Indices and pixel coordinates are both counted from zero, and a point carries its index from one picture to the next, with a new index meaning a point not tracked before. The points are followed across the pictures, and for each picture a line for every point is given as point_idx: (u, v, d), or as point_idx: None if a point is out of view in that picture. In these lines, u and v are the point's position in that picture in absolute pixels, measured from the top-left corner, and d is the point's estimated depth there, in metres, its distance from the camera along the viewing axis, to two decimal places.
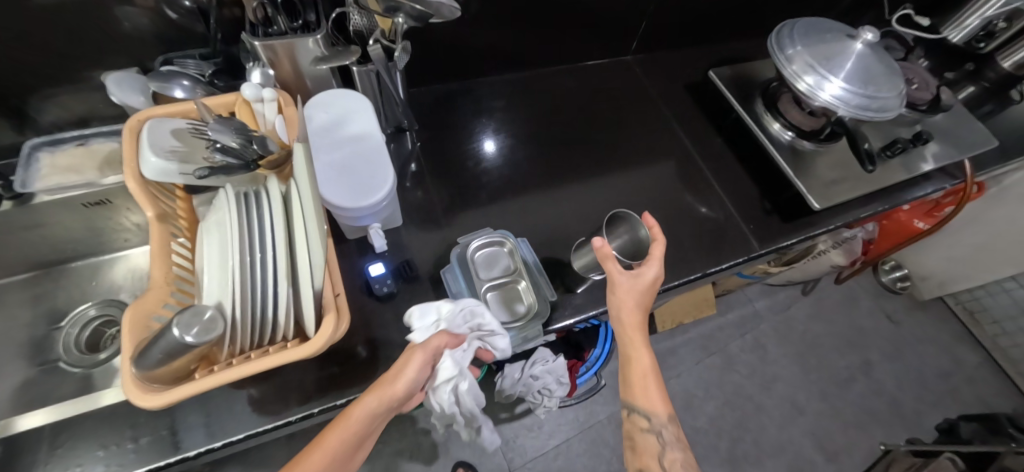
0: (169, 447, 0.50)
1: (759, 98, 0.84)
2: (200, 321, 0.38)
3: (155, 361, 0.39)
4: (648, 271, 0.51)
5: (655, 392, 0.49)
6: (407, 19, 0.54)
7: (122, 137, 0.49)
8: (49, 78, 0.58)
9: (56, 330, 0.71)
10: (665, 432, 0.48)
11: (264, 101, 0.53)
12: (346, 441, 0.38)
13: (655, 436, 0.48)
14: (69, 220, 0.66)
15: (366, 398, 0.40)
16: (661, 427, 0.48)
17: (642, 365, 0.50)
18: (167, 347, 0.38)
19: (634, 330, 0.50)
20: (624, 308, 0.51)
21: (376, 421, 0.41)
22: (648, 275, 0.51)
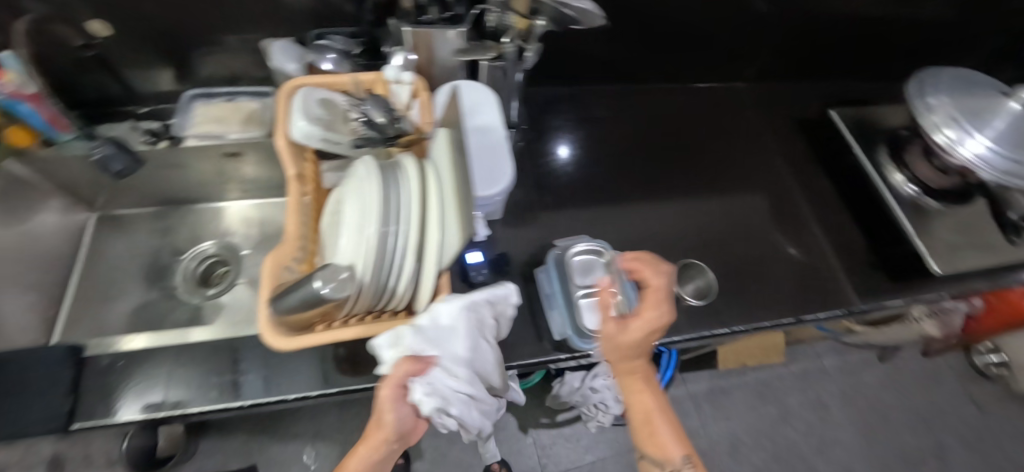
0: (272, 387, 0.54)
1: (883, 146, 0.81)
2: (337, 278, 0.40)
3: (291, 306, 0.42)
4: (636, 328, 0.48)
5: (665, 440, 0.49)
6: (547, 22, 0.56)
7: (279, 99, 0.54)
8: (216, 38, 0.65)
9: (177, 261, 0.79)
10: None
11: (402, 84, 0.56)
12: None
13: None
14: (204, 166, 0.73)
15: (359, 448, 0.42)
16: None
17: (646, 408, 0.51)
18: (305, 296, 0.41)
19: (635, 375, 0.52)
20: (615, 359, 0.51)
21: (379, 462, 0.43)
22: (637, 332, 0.48)
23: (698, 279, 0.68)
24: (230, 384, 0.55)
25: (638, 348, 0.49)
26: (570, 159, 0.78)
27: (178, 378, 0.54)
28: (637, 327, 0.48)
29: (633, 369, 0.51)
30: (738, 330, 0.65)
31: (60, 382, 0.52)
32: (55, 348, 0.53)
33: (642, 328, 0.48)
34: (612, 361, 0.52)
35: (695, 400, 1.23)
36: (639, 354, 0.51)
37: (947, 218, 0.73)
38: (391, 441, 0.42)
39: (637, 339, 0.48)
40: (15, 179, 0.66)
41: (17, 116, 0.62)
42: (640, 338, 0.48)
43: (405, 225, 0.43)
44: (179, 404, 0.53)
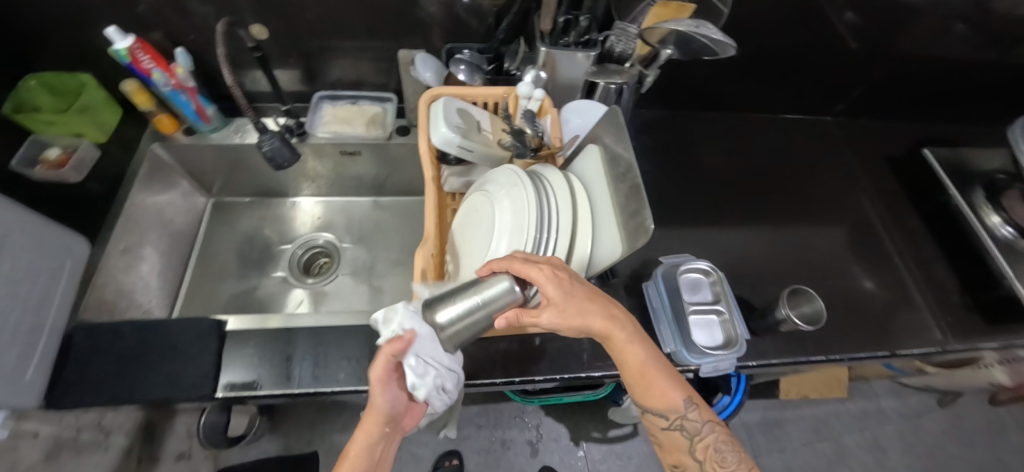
0: None
1: (979, 188, 0.80)
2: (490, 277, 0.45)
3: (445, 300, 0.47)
4: (543, 278, 0.41)
5: (666, 389, 0.46)
6: (673, 50, 0.59)
7: (421, 107, 0.60)
8: (353, 46, 0.71)
9: (284, 248, 0.84)
10: (687, 425, 0.46)
11: (532, 99, 0.59)
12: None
13: (681, 431, 0.47)
14: (322, 162, 0.79)
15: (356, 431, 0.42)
16: (682, 422, 0.46)
17: (637, 362, 0.46)
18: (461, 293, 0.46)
19: (611, 330, 0.45)
20: (584, 325, 0.44)
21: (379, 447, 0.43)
22: (547, 282, 0.41)
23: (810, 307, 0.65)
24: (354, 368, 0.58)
25: (579, 294, 0.44)
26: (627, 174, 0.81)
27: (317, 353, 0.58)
28: (546, 279, 0.41)
29: (614, 330, 0.45)
30: (835, 359, 0.65)
31: (207, 351, 0.56)
32: (203, 319, 0.58)
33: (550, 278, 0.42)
34: (580, 329, 0.44)
35: (748, 429, 1.21)
36: (585, 303, 0.44)
37: None
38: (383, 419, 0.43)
39: (562, 290, 0.42)
40: (158, 163, 0.74)
41: (173, 105, 0.68)
42: (568, 285, 0.43)
43: (557, 237, 0.46)
44: (324, 383, 0.56)
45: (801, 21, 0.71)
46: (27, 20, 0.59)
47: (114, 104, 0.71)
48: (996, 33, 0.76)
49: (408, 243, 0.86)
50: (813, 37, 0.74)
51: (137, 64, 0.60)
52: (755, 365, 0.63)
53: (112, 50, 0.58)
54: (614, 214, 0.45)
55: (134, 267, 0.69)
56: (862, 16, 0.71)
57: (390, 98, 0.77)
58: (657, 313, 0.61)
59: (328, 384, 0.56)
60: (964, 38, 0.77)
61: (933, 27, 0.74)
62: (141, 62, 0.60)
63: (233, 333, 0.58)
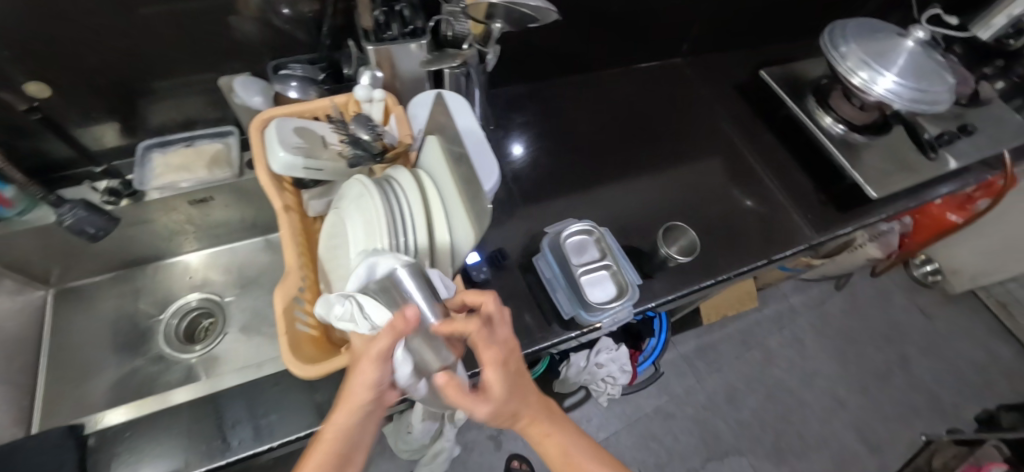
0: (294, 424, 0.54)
1: (810, 95, 0.89)
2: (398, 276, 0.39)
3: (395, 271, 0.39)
4: (496, 382, 0.35)
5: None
6: (502, 24, 0.59)
7: (251, 134, 0.54)
8: (166, 84, 0.63)
9: (156, 321, 0.75)
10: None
11: (373, 102, 0.57)
12: (328, 463, 0.36)
13: None
14: (172, 217, 0.70)
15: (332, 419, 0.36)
16: None
17: (574, 467, 0.41)
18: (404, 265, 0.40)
19: (542, 435, 0.40)
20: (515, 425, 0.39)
21: (360, 434, 0.37)
22: (500, 386, 0.36)
23: (687, 236, 0.71)
24: (251, 431, 0.53)
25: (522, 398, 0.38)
26: (521, 156, 0.80)
27: (198, 430, 0.53)
28: (496, 384, 0.35)
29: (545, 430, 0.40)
30: (722, 279, 0.71)
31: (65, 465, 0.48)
32: (52, 431, 0.50)
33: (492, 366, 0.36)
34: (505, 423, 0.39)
35: (688, 360, 1.30)
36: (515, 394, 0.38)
37: (875, 148, 0.83)
38: (368, 403, 0.36)
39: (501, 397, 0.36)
40: None
41: None
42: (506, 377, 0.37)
43: (416, 237, 0.44)
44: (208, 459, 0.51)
45: None
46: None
47: None
48: None
49: None
50: None
51: None
52: (655, 305, 0.66)
53: None
54: (462, 200, 0.43)
55: None
56: None
57: (230, 132, 0.70)
58: (552, 283, 0.62)
59: (213, 459, 0.51)
60: None
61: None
62: None
63: (103, 433, 0.52)
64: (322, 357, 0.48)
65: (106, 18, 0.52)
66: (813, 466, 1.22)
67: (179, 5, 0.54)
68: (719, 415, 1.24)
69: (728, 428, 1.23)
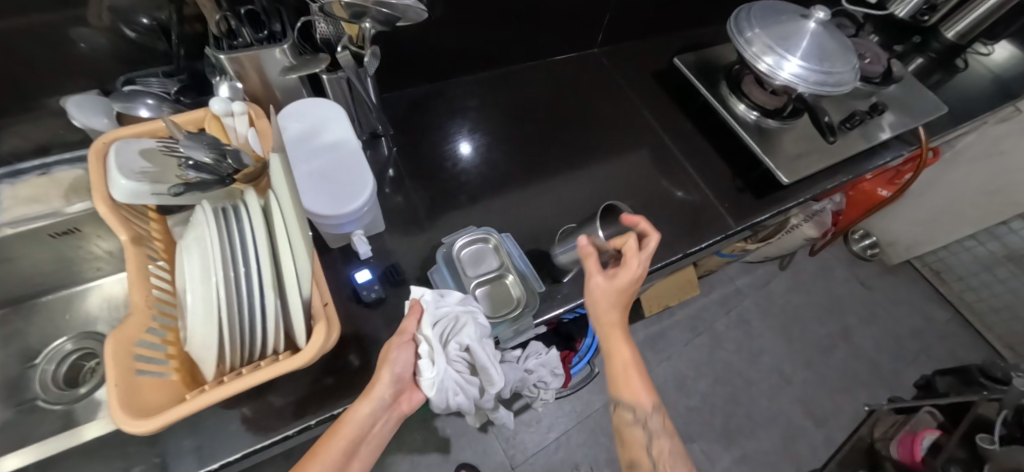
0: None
1: (723, 81, 0.87)
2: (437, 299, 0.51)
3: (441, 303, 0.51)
4: (626, 276, 0.52)
5: (645, 392, 0.52)
6: (373, 24, 0.54)
7: (88, 161, 0.48)
8: (3, 109, 0.56)
9: (31, 367, 0.68)
10: (649, 424, 0.51)
11: (235, 115, 0.52)
12: (345, 447, 0.40)
13: (637, 424, 0.51)
14: (36, 254, 0.64)
15: (356, 408, 0.41)
16: (641, 416, 0.51)
17: (626, 360, 0.52)
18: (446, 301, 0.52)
19: (613, 325, 0.53)
20: (603, 310, 0.53)
21: (368, 432, 0.42)
22: (626, 280, 0.52)
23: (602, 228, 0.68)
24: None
25: (621, 295, 0.53)
26: (470, 155, 0.78)
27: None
28: (626, 278, 0.52)
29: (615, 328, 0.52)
30: None
31: None
32: None
33: (629, 275, 0.52)
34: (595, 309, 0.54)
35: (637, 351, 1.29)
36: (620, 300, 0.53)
37: (790, 132, 0.82)
38: (387, 386, 0.43)
39: (608, 292, 0.52)
40: None
41: None
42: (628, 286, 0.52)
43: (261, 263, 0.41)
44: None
45: None
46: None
47: None
48: None
49: None
50: None
51: None
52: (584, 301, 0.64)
53: None
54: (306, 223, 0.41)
55: None
56: None
57: None
58: None
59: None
60: None
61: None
62: None
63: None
64: (171, 406, 0.43)
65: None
66: (763, 444, 1.24)
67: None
68: (669, 403, 1.25)
69: (678, 415, 1.24)
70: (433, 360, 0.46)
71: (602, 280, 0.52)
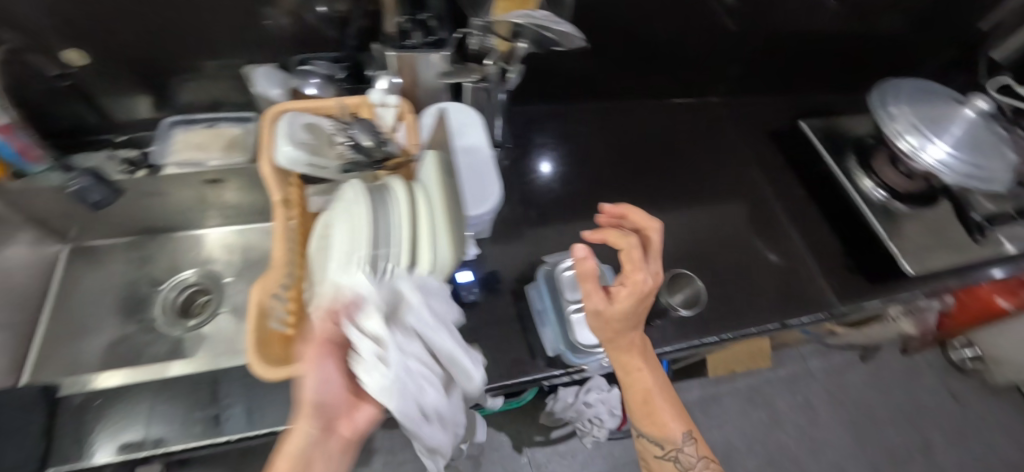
0: (219, 427, 0.52)
1: (852, 154, 0.84)
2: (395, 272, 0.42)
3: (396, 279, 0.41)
4: (629, 299, 0.45)
5: (671, 417, 0.51)
6: (528, 43, 0.58)
7: (261, 124, 0.54)
8: (196, 67, 0.66)
9: (155, 291, 0.76)
10: (681, 457, 0.51)
11: (387, 106, 0.57)
12: None
13: (672, 460, 0.51)
14: (186, 196, 0.72)
15: (275, 465, 0.31)
16: (675, 453, 0.51)
17: (644, 389, 0.51)
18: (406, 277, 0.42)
19: (631, 354, 0.50)
20: (607, 333, 0.48)
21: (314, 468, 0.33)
22: (630, 303, 0.45)
23: (693, 286, 0.70)
24: (220, 418, 0.53)
25: (632, 317, 0.46)
26: (549, 174, 0.79)
27: (184, 411, 0.53)
28: (629, 301, 0.45)
29: (636, 355, 0.50)
30: (726, 339, 0.66)
31: (33, 427, 0.50)
32: (28, 390, 0.51)
33: (633, 292, 0.45)
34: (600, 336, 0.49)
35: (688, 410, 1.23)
36: (631, 322, 0.47)
37: (915, 221, 0.77)
38: (313, 414, 0.34)
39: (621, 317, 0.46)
40: None
41: None
42: (637, 310, 0.46)
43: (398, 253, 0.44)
44: (194, 436, 0.52)
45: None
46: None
47: None
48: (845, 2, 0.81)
49: None
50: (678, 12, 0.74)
51: None
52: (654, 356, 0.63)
53: None
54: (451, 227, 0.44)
55: None
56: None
57: (251, 118, 0.71)
58: (541, 317, 0.59)
59: (195, 438, 0.52)
60: (821, 10, 0.81)
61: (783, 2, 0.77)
62: None
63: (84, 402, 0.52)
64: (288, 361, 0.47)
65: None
66: None
67: None
68: None
69: None
70: (387, 352, 0.34)
71: (600, 303, 0.46)
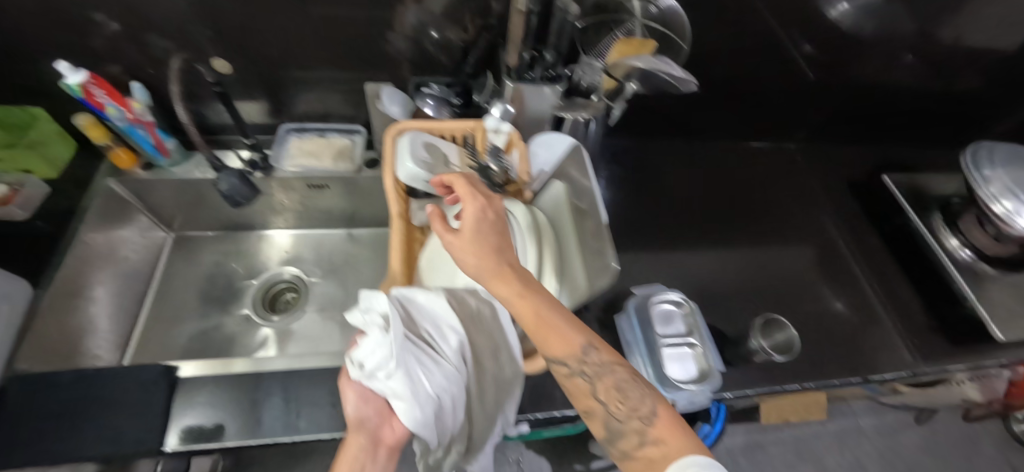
0: (256, 428, 0.51)
1: (938, 212, 0.84)
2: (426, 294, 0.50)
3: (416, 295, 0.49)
4: (470, 211, 0.46)
5: (565, 325, 0.43)
6: (637, 85, 0.61)
7: (385, 140, 0.59)
8: (319, 81, 0.71)
9: (248, 284, 0.80)
10: (587, 369, 0.42)
11: (500, 132, 0.58)
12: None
13: (581, 377, 0.42)
14: (290, 198, 0.77)
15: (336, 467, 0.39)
16: (581, 367, 0.42)
17: (531, 306, 0.42)
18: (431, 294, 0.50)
19: (505, 274, 0.44)
20: (471, 261, 0.45)
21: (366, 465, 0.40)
22: (472, 214, 0.46)
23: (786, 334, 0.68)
24: (264, 418, 0.52)
25: (490, 236, 0.46)
26: (627, 205, 0.82)
27: (238, 403, 0.53)
28: (469, 216, 0.46)
29: (507, 269, 0.44)
30: (810, 387, 0.64)
31: (155, 402, 0.53)
32: (152, 367, 0.55)
33: (474, 208, 0.47)
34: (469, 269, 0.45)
35: (732, 455, 1.20)
36: (496, 242, 0.46)
37: (1000, 285, 0.76)
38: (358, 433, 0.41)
39: (479, 226, 0.46)
40: (114, 198, 0.71)
41: (131, 139, 0.66)
42: (481, 224, 0.46)
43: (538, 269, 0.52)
44: (237, 435, 0.51)
45: (753, 43, 0.75)
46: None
47: (65, 134, 0.70)
48: (930, 60, 0.83)
49: (378, 278, 0.83)
50: (764, 55, 0.78)
51: (91, 98, 0.58)
52: (729, 397, 0.61)
53: (64, 84, 0.56)
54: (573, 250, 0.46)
55: (85, 307, 0.65)
56: (821, 50, 0.78)
57: (358, 131, 0.76)
58: (631, 347, 0.60)
59: (248, 437, 0.51)
60: (905, 66, 0.83)
61: (864, 53, 0.80)
62: (95, 96, 0.58)
63: (185, 380, 0.55)
64: None
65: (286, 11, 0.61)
66: None
67: (357, 13, 0.63)
68: None
69: None
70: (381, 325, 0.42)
71: (452, 235, 0.46)
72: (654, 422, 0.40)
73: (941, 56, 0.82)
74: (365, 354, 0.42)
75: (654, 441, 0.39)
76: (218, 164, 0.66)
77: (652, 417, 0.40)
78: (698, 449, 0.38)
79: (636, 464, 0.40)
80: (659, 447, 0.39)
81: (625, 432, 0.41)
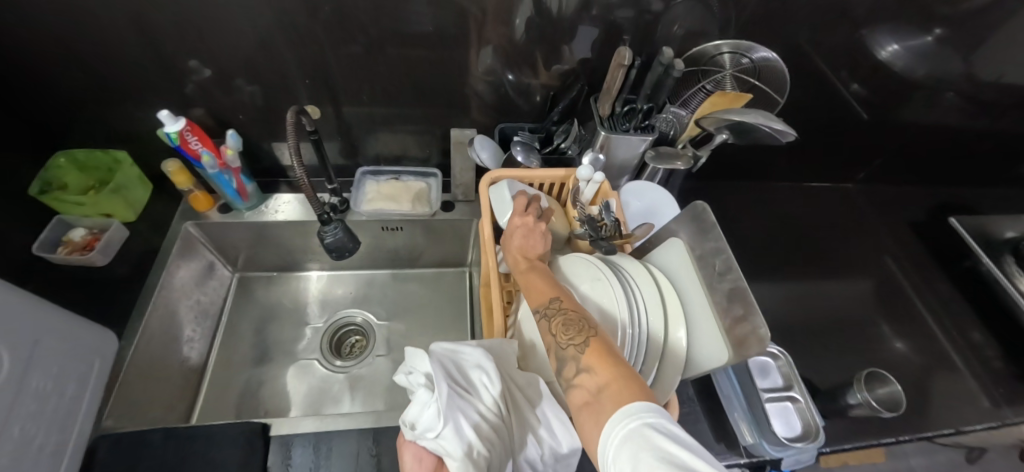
0: None
1: (1009, 256, 0.83)
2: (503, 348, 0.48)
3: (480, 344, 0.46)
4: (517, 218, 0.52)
5: (545, 284, 0.45)
6: (727, 134, 0.60)
7: (480, 190, 0.60)
8: (398, 126, 0.72)
9: (313, 327, 0.78)
10: (547, 311, 0.42)
11: (591, 181, 0.56)
12: None
13: (543, 319, 0.42)
14: (364, 239, 0.78)
15: None
16: (544, 309, 0.43)
17: (533, 277, 0.47)
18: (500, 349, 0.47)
19: (516, 253, 0.50)
20: (510, 250, 0.51)
21: None
22: (518, 221, 0.51)
23: (894, 395, 0.60)
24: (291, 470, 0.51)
25: (527, 236, 0.50)
26: None
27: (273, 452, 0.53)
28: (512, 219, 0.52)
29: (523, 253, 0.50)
30: (907, 441, 0.62)
31: (250, 462, 0.51)
32: (244, 425, 0.53)
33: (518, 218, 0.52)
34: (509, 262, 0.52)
35: None
36: (527, 238, 0.50)
37: None
38: None
39: (520, 235, 0.50)
40: (189, 240, 0.71)
41: (216, 186, 0.67)
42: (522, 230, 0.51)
43: (654, 358, 0.45)
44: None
45: (820, 90, 0.76)
46: (56, 78, 0.58)
47: (145, 179, 0.71)
48: (991, 105, 0.84)
49: (445, 320, 0.81)
50: (829, 101, 0.79)
51: (186, 146, 0.59)
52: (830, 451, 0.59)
53: (162, 133, 0.57)
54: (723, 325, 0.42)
55: (161, 355, 0.64)
56: (884, 96, 0.79)
57: (433, 174, 0.78)
58: (730, 401, 0.58)
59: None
60: (966, 110, 0.84)
61: (931, 98, 0.80)
62: (190, 143, 0.59)
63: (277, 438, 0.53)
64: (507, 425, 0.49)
65: (376, 58, 0.61)
66: None
67: (447, 65, 0.63)
68: None
69: None
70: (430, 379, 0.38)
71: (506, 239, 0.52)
72: (589, 351, 0.37)
73: (1004, 102, 0.83)
74: (414, 412, 0.38)
75: (588, 371, 0.36)
76: (323, 214, 0.60)
77: (590, 348, 0.38)
78: (641, 393, 0.33)
79: (574, 400, 0.37)
80: (592, 376, 0.36)
81: (565, 364, 0.38)
